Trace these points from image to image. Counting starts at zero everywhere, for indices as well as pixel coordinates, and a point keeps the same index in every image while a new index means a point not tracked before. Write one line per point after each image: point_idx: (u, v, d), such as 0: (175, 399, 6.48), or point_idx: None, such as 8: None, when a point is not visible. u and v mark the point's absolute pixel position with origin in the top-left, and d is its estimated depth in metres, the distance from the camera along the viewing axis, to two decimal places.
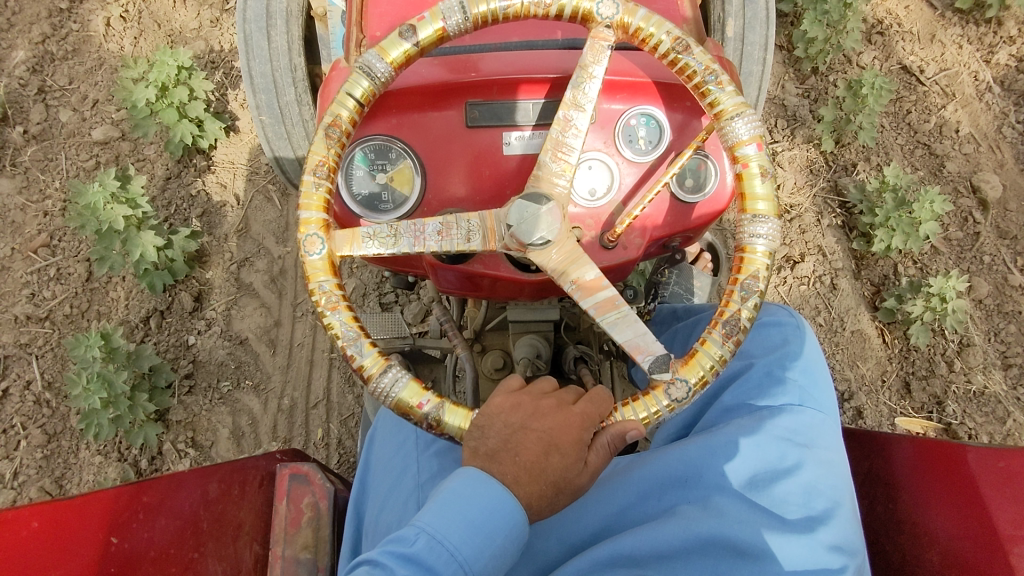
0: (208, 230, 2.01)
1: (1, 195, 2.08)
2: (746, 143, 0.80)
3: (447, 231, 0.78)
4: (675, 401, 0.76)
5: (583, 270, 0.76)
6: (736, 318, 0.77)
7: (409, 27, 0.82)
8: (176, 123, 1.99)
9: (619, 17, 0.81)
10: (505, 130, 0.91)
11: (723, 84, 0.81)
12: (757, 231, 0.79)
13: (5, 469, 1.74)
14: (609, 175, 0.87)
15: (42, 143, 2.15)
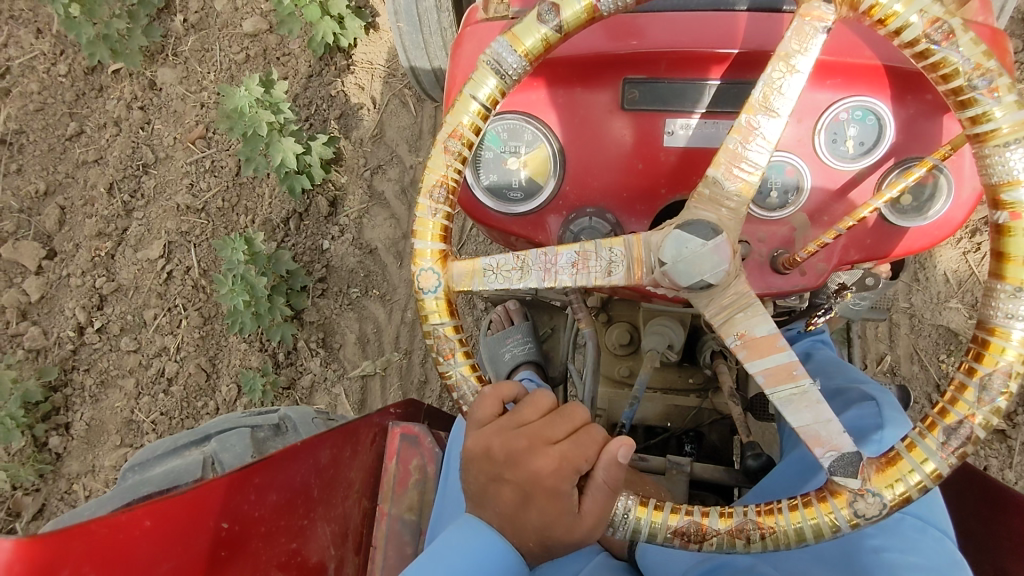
0: (345, 133, 2.01)
1: (164, 84, 2.19)
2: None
3: (584, 262, 0.68)
4: (859, 516, 0.61)
5: (752, 325, 0.66)
6: (966, 426, 0.60)
7: (550, 7, 0.70)
8: (318, 20, 1.96)
9: None
10: (670, 117, 0.83)
11: (999, 91, 0.61)
12: (1022, 312, 0.61)
13: (170, 343, 1.96)
14: (797, 181, 0.79)
15: (199, 33, 2.21)
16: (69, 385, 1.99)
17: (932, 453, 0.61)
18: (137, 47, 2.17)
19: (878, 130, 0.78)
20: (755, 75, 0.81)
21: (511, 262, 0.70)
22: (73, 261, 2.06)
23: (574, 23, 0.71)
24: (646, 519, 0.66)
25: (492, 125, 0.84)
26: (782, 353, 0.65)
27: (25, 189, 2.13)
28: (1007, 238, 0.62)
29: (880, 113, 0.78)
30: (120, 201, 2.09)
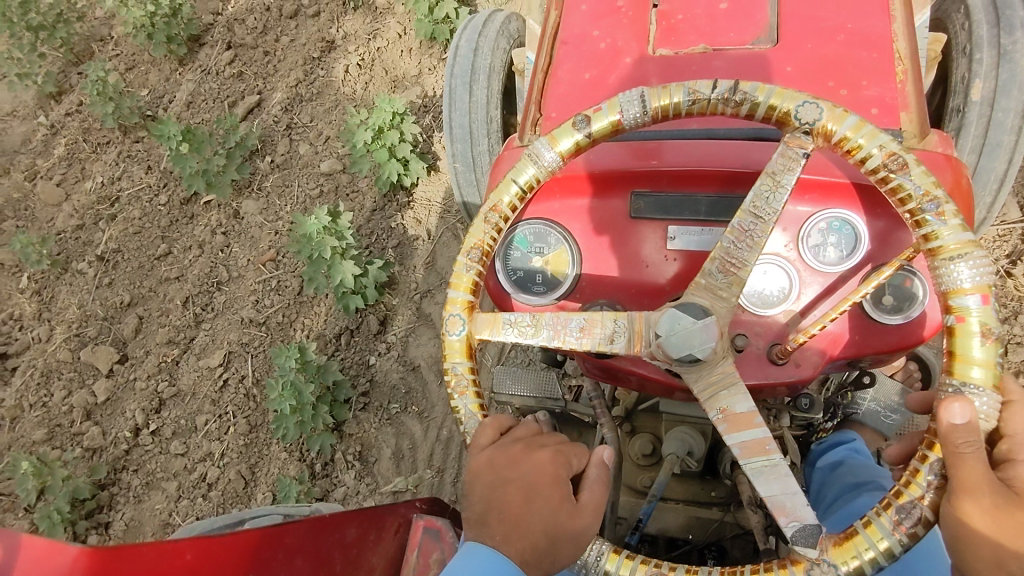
0: (400, 261, 2.20)
1: (247, 215, 2.49)
2: (968, 293, 0.75)
3: (590, 328, 0.82)
4: None
5: (733, 401, 0.79)
6: (914, 506, 0.71)
7: (584, 118, 0.89)
8: (385, 162, 2.22)
9: (822, 123, 0.81)
10: (671, 225, 1.00)
11: (945, 215, 0.77)
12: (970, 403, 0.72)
13: (215, 448, 2.04)
14: (786, 280, 0.93)
15: (283, 171, 2.58)
16: (116, 483, 2.07)
17: (885, 528, 0.71)
18: (228, 182, 2.50)
19: (852, 238, 0.92)
20: (745, 190, 0.98)
21: (529, 320, 0.85)
22: (141, 366, 2.23)
23: (602, 132, 0.89)
24: (615, 565, 0.78)
25: (520, 227, 1.02)
26: (757, 429, 0.78)
27: (111, 299, 2.36)
28: (955, 338, 0.75)
29: (853, 223, 0.93)
30: (192, 313, 2.29)
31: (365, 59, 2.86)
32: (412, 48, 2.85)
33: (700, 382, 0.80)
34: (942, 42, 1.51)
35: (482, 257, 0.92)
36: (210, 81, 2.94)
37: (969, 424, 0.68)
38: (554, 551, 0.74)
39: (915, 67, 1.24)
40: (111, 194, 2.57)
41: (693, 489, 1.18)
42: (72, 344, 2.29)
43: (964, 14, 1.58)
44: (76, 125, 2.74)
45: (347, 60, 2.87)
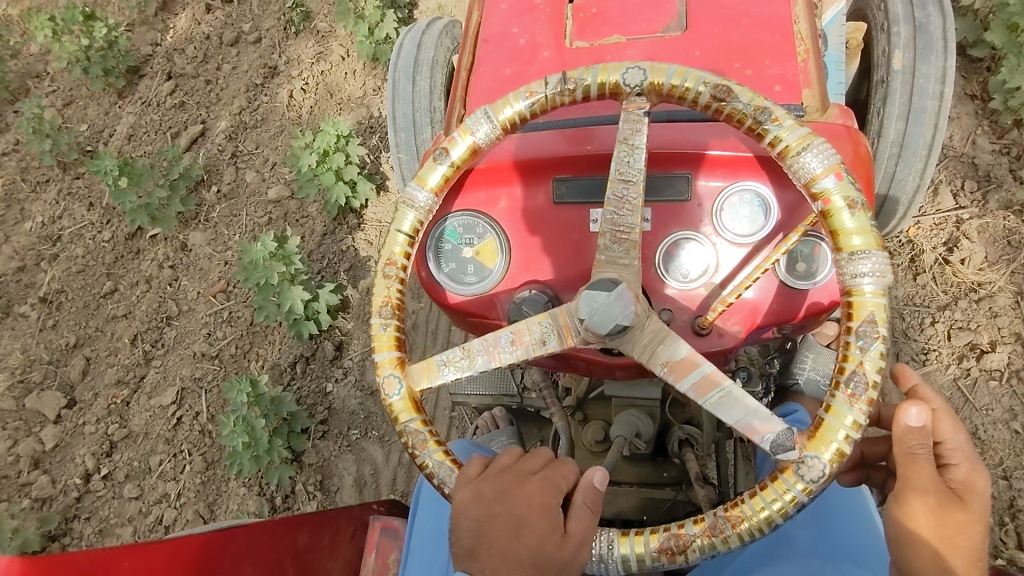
0: (353, 283, 2.18)
1: (195, 246, 2.45)
2: (822, 176, 0.84)
3: (519, 339, 0.85)
4: (810, 481, 0.77)
5: (671, 351, 0.84)
6: (859, 375, 0.78)
7: (442, 153, 0.99)
8: (333, 185, 2.21)
9: (650, 81, 0.90)
10: (589, 212, 1.12)
11: (779, 120, 0.87)
12: (863, 270, 0.81)
13: (171, 489, 1.98)
14: (702, 254, 1.03)
15: (230, 201, 2.55)
16: (68, 534, 1.98)
17: (844, 418, 0.78)
18: (173, 214, 2.46)
19: (755, 208, 1.03)
20: (659, 168, 1.06)
21: (462, 355, 0.88)
22: (90, 409, 2.15)
23: (462, 158, 0.99)
24: (630, 545, 0.81)
25: (449, 220, 1.16)
26: (700, 368, 0.83)
27: (56, 342, 2.28)
28: (830, 219, 0.84)
29: (755, 193, 1.02)
30: (141, 350, 2.22)
31: (309, 83, 2.90)
32: (356, 69, 2.85)
33: (641, 343, 0.85)
34: (861, 29, 1.71)
35: (393, 314, 0.96)
36: (151, 113, 2.98)
37: (923, 426, 0.80)
38: None
39: (814, 48, 1.49)
40: (51, 233, 2.49)
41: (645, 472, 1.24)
42: (15, 392, 2.20)
43: None
44: (12, 164, 2.66)
45: (291, 84, 2.91)
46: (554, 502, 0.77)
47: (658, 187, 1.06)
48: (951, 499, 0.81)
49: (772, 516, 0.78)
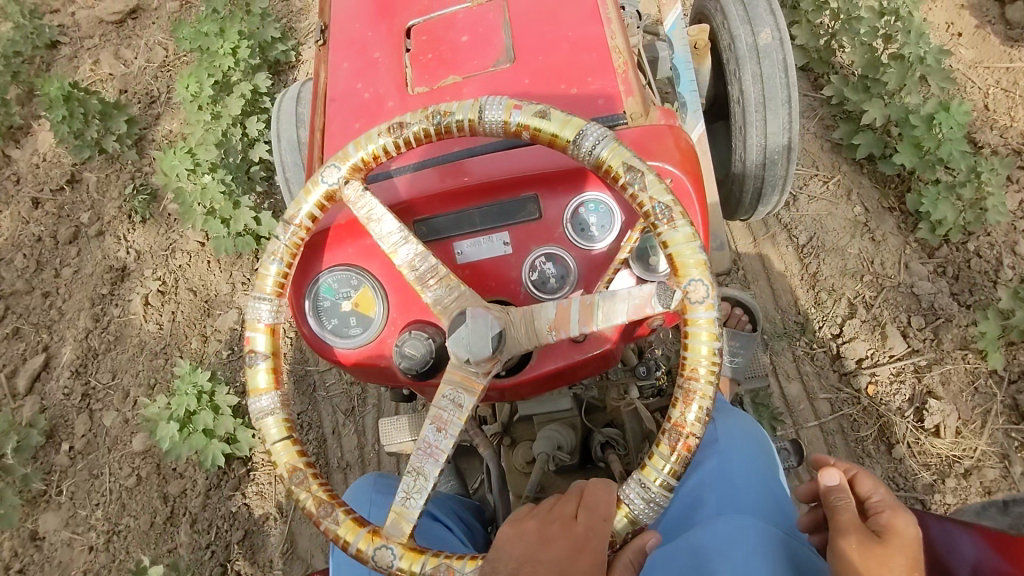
0: (250, 555, 2.04)
1: (50, 531, 2.12)
2: (506, 119, 1.19)
3: (442, 426, 1.13)
4: (700, 298, 1.08)
5: (545, 317, 1.15)
6: (658, 210, 1.11)
7: (253, 355, 1.25)
8: (205, 446, 2.04)
9: (354, 163, 1.27)
10: (458, 242, 1.36)
11: (445, 115, 1.22)
12: (585, 144, 1.16)
13: None
14: (562, 267, 1.32)
15: (88, 457, 2.20)
16: None
17: (682, 259, 1.09)
18: (16, 502, 2.13)
19: (594, 215, 1.32)
20: (503, 196, 1.36)
21: (413, 478, 1.12)
22: None
23: (268, 344, 1.26)
24: (644, 477, 1.06)
25: (322, 280, 1.37)
26: (568, 310, 1.14)
27: None
28: (540, 135, 1.18)
29: (592, 203, 1.32)
30: None
31: (167, 282, 2.50)
32: (217, 258, 2.50)
33: (524, 336, 1.15)
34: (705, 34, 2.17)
35: (333, 506, 1.14)
36: None
37: (840, 481, 1.04)
38: None
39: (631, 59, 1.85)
40: None
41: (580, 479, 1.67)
42: None
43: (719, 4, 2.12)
44: None
45: (146, 286, 2.51)
46: (573, 525, 1.01)
47: (510, 213, 1.35)
48: (872, 537, 0.99)
49: (711, 351, 1.08)
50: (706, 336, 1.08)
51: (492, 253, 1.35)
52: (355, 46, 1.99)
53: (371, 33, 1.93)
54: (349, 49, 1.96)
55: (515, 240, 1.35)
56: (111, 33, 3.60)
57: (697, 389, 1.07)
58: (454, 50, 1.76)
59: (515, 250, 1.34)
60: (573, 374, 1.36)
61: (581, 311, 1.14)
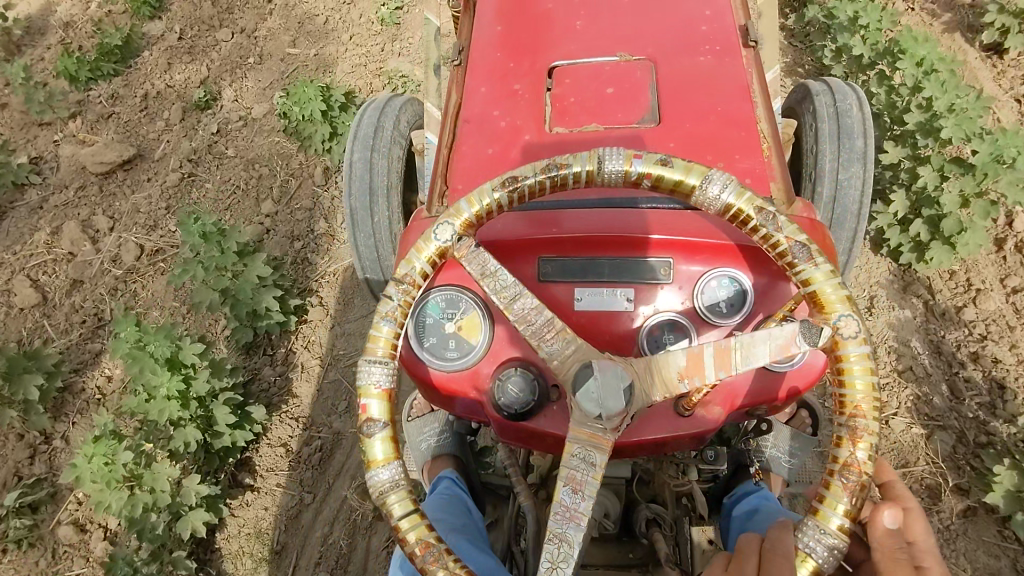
0: None
1: None
2: (686, 180, 1.16)
3: (575, 486, 1.06)
4: (848, 335, 1.08)
5: (674, 363, 1.08)
6: (799, 245, 1.12)
7: (370, 426, 1.15)
8: None
9: (456, 228, 1.21)
10: (578, 289, 1.44)
11: (548, 170, 1.19)
12: (607, 163, 1.17)
13: None
14: (680, 334, 1.39)
15: None
16: None
17: (745, 207, 1.14)
18: None
19: (722, 289, 1.39)
20: (634, 250, 1.45)
21: (556, 545, 1.04)
22: None
23: (385, 412, 1.17)
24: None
25: (433, 295, 1.42)
26: (702, 356, 1.08)
27: None
28: (674, 184, 1.17)
29: (724, 277, 1.40)
30: None
31: None
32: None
33: (653, 383, 1.09)
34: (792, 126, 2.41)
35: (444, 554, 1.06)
36: None
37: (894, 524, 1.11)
38: None
39: (775, 146, 1.95)
40: None
41: (613, 553, 1.66)
42: None
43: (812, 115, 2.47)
44: None
45: None
46: None
47: (636, 271, 1.43)
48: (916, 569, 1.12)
49: (867, 383, 1.06)
50: (858, 356, 1.07)
51: (612, 308, 1.42)
52: (497, 78, 2.10)
53: (513, 68, 2.12)
54: (492, 81, 2.09)
55: (637, 298, 1.42)
56: (92, 187, 2.90)
57: (863, 425, 1.05)
58: (599, 102, 1.92)
59: (635, 305, 1.42)
60: (677, 445, 1.40)
61: (716, 355, 1.07)
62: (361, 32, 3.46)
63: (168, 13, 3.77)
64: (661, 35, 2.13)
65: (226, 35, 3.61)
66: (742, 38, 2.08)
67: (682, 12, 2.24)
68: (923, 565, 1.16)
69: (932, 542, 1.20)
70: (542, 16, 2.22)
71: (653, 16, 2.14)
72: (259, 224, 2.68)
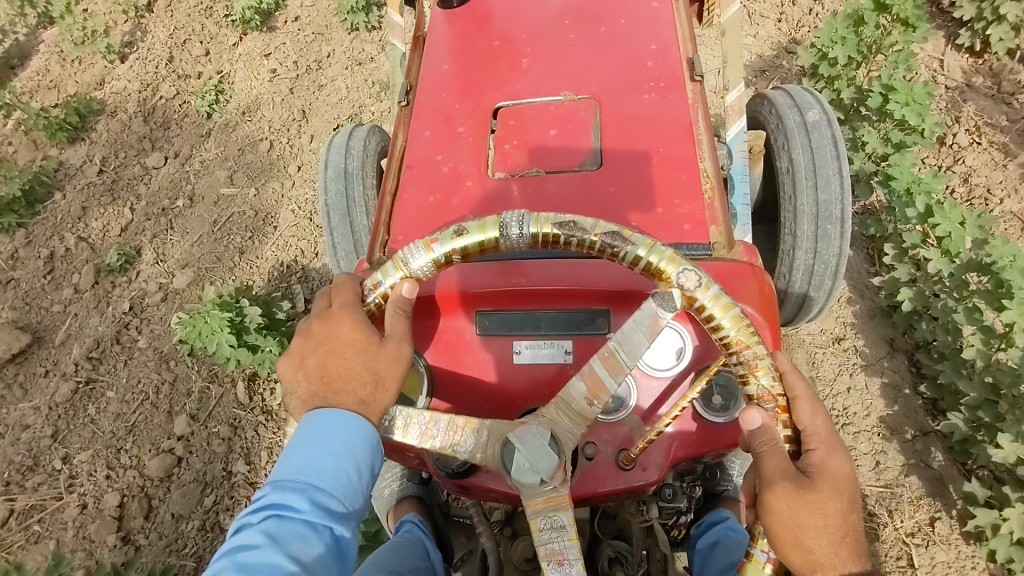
0: None
1: None
2: (486, 237, 1.15)
3: (552, 552, 1.05)
4: (699, 281, 1.08)
5: (574, 391, 1.10)
6: (623, 235, 1.12)
7: None
8: None
9: (378, 296, 1.19)
10: (520, 343, 1.38)
11: (385, 275, 1.19)
12: (412, 261, 1.17)
13: None
14: (625, 388, 1.31)
15: None
16: None
17: (546, 230, 1.13)
18: None
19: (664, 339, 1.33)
20: (572, 302, 1.38)
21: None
22: None
23: None
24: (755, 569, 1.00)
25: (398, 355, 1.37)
26: (599, 373, 1.10)
27: None
28: (481, 245, 1.16)
29: (671, 334, 1.34)
30: None
31: None
32: None
33: (573, 422, 1.10)
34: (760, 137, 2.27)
35: None
36: None
37: (760, 423, 1.01)
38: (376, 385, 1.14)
39: (718, 183, 1.74)
40: None
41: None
42: None
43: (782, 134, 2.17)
44: None
45: None
46: (331, 322, 1.17)
47: (580, 325, 1.37)
48: (805, 482, 1.00)
49: (734, 316, 1.07)
50: (711, 300, 1.07)
51: (551, 364, 1.38)
52: (442, 116, 2.01)
53: (458, 108, 2.01)
54: (436, 119, 2.00)
55: (577, 350, 1.37)
56: None
57: (751, 352, 1.06)
58: (539, 138, 1.88)
59: (576, 359, 1.37)
60: (637, 487, 1.29)
61: (606, 364, 1.10)
62: (311, 162, 2.96)
63: (93, 133, 3.30)
64: (606, 71, 1.99)
65: (156, 161, 3.13)
66: (686, 69, 1.97)
67: (629, 35, 2.06)
68: (809, 475, 1.01)
69: (823, 424, 1.04)
70: (493, 50, 2.11)
71: (596, 55, 2.03)
72: (167, 449, 2.17)
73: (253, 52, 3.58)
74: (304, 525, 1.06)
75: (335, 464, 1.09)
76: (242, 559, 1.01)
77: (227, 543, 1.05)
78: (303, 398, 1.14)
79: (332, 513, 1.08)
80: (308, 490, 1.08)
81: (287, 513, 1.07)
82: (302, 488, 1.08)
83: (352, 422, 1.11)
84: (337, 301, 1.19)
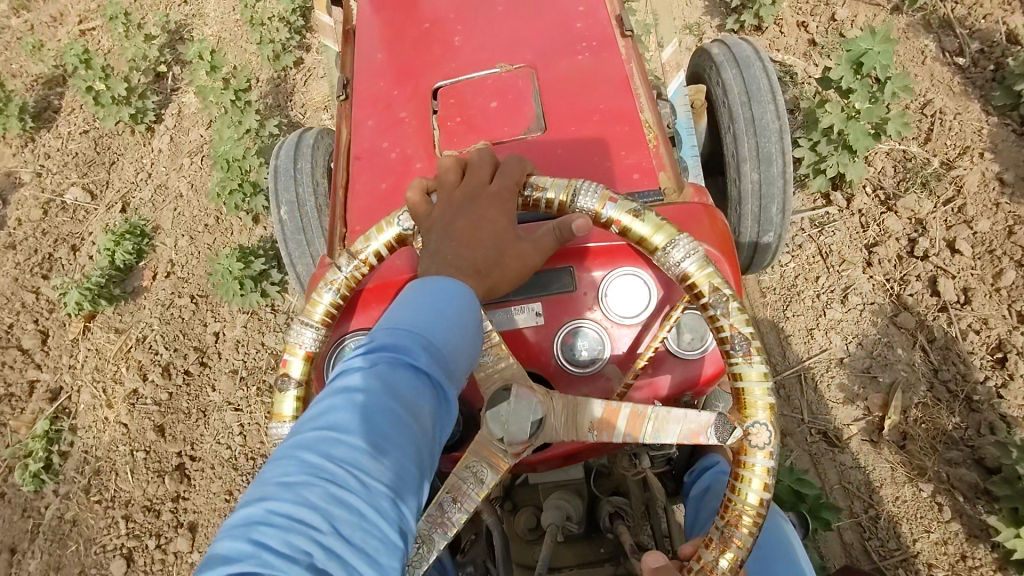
0: None
1: None
2: (651, 237, 0.93)
3: (458, 499, 0.88)
4: (761, 446, 0.86)
5: (591, 410, 0.93)
6: (743, 335, 0.88)
7: (283, 379, 0.99)
8: None
9: (535, 193, 0.98)
10: (488, 308, 1.12)
11: (549, 185, 0.97)
12: (581, 198, 0.95)
13: None
14: (596, 338, 1.07)
15: None
16: None
17: (701, 276, 0.90)
18: None
19: (629, 288, 1.08)
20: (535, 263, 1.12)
21: (415, 548, 0.87)
22: None
23: (301, 376, 1.00)
24: None
25: (348, 343, 1.11)
26: (619, 411, 0.93)
27: None
28: (628, 230, 0.94)
29: (637, 276, 1.08)
30: None
31: None
32: None
33: (563, 425, 0.93)
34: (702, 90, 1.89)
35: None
36: None
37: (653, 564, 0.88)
38: (483, 276, 0.91)
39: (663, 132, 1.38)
40: None
41: (583, 551, 1.26)
42: None
43: (719, 77, 1.83)
44: None
45: None
46: (487, 183, 0.97)
47: (544, 283, 1.11)
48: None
49: (760, 498, 0.85)
50: (761, 470, 0.86)
51: (519, 325, 1.11)
52: (379, 106, 1.56)
53: (396, 92, 1.56)
54: (375, 108, 1.56)
55: (546, 311, 1.11)
56: None
57: (739, 535, 0.85)
58: (480, 114, 1.43)
59: (546, 320, 1.11)
60: (592, 451, 1.12)
61: (630, 417, 0.92)
62: None
63: None
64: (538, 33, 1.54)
65: None
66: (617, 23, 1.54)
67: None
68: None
69: None
70: (421, 32, 1.62)
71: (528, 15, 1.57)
72: None
73: (104, 351, 2.45)
74: (421, 382, 0.73)
75: (449, 327, 0.80)
76: (351, 402, 0.68)
77: (325, 388, 0.72)
78: (430, 263, 0.91)
79: (448, 374, 0.77)
80: (424, 343, 0.75)
81: (397, 359, 0.73)
82: (415, 337, 0.76)
83: (462, 292, 0.86)
84: (497, 180, 0.97)
